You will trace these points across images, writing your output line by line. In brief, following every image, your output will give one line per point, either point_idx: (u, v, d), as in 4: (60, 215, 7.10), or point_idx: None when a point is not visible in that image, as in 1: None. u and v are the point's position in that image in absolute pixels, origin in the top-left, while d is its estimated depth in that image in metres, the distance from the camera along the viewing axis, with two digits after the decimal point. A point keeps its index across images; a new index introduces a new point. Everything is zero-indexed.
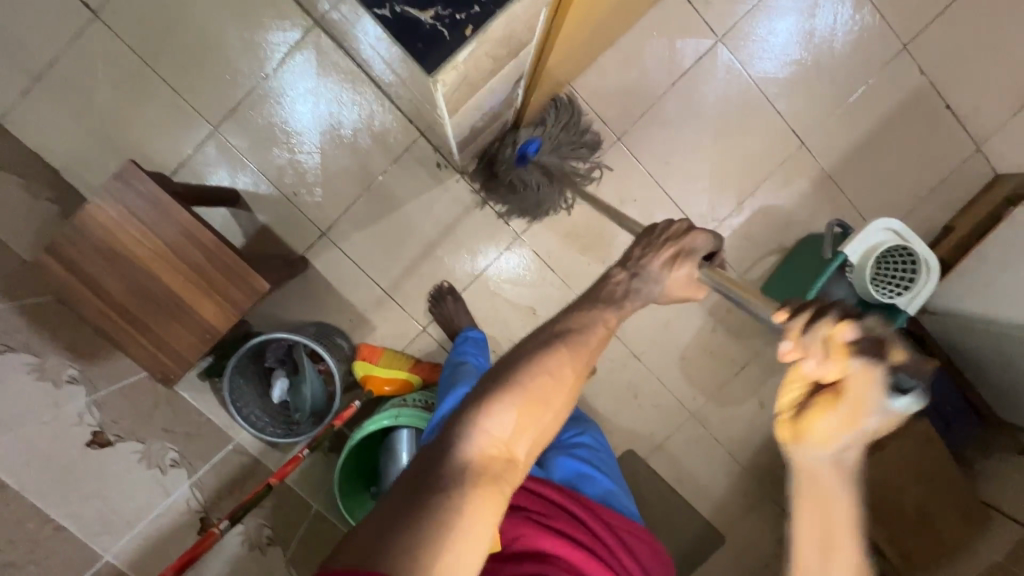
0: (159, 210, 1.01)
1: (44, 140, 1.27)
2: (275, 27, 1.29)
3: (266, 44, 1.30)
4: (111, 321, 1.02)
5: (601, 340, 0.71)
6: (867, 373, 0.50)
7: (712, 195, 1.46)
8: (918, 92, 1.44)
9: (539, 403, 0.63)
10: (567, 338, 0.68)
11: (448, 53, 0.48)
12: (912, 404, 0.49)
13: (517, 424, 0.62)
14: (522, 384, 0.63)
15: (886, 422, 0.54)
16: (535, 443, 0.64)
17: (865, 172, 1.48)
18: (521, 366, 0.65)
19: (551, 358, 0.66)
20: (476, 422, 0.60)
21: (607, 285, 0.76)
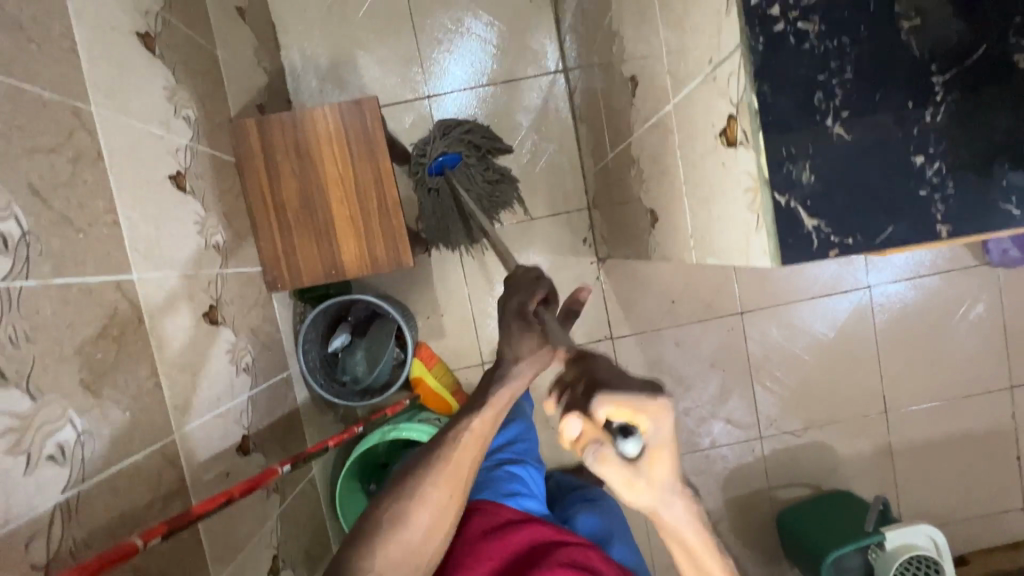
0: (369, 148, 1.04)
1: (292, 28, 1.37)
2: (473, 17, 1.39)
3: (459, 26, 1.39)
4: (264, 210, 1.04)
5: (471, 453, 0.70)
6: (602, 459, 0.47)
7: (786, 407, 1.50)
8: (1001, 430, 1.50)
9: (411, 525, 0.66)
10: (436, 462, 0.69)
11: (807, 261, 0.52)
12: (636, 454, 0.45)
13: (395, 552, 0.65)
14: (394, 520, 0.66)
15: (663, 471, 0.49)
16: (417, 561, 0.68)
17: (924, 469, 1.51)
18: (393, 499, 0.67)
19: (416, 488, 0.68)
20: (357, 567, 0.63)
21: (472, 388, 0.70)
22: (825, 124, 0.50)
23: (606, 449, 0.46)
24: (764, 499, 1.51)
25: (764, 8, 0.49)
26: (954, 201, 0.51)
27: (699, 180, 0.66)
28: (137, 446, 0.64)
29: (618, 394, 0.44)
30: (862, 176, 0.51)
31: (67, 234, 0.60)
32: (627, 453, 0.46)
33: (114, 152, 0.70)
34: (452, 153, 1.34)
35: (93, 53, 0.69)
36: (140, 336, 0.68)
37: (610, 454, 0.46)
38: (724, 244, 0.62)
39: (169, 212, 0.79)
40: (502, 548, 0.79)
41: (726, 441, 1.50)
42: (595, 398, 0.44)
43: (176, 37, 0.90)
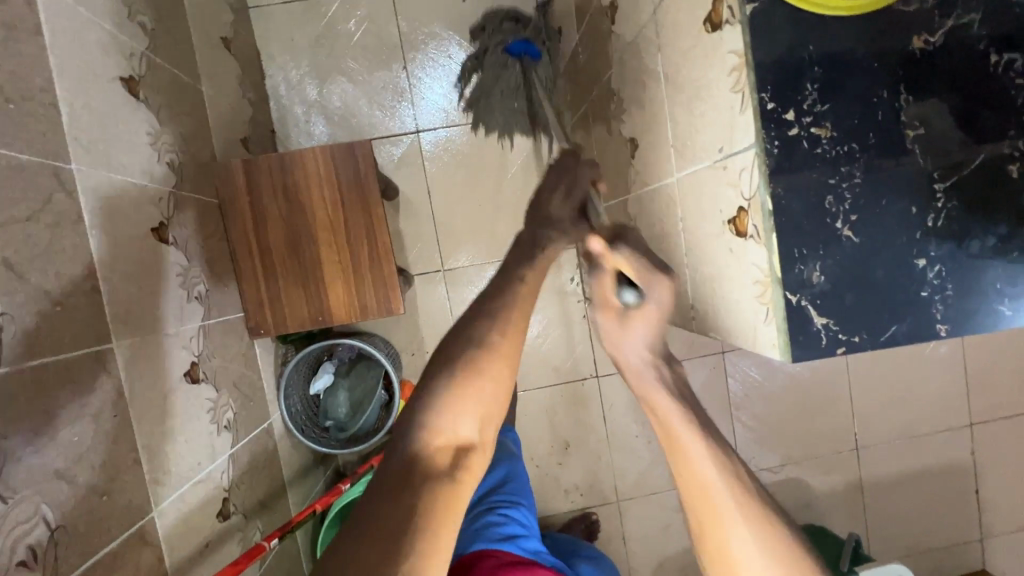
0: (360, 191, 1.01)
1: (278, 55, 1.34)
2: (460, 48, 1.38)
3: (445, 55, 1.38)
4: (248, 252, 1.00)
5: (529, 304, 0.54)
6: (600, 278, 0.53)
7: (765, 445, 1.55)
8: (961, 465, 1.57)
9: (475, 380, 0.47)
10: (495, 313, 0.51)
11: (815, 358, 0.53)
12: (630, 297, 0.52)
13: (462, 408, 0.46)
14: (454, 367, 0.47)
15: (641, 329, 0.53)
16: (489, 420, 0.48)
17: (891, 503, 1.57)
18: (450, 348, 0.49)
19: (476, 332, 0.49)
20: (411, 422, 0.45)
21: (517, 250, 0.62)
22: (836, 226, 0.52)
23: (608, 278, 0.54)
24: None
25: (780, 112, 0.51)
26: (951, 304, 0.53)
27: (703, 257, 0.67)
28: (113, 533, 0.59)
29: (633, 255, 0.53)
30: (868, 277, 0.52)
31: (43, 309, 0.55)
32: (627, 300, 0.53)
33: (94, 212, 0.66)
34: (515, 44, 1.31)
35: (74, 105, 0.65)
36: (119, 409, 0.64)
37: (604, 280, 0.53)
38: (729, 324, 0.63)
39: (151, 269, 0.75)
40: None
41: None
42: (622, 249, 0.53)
43: (159, 76, 0.86)
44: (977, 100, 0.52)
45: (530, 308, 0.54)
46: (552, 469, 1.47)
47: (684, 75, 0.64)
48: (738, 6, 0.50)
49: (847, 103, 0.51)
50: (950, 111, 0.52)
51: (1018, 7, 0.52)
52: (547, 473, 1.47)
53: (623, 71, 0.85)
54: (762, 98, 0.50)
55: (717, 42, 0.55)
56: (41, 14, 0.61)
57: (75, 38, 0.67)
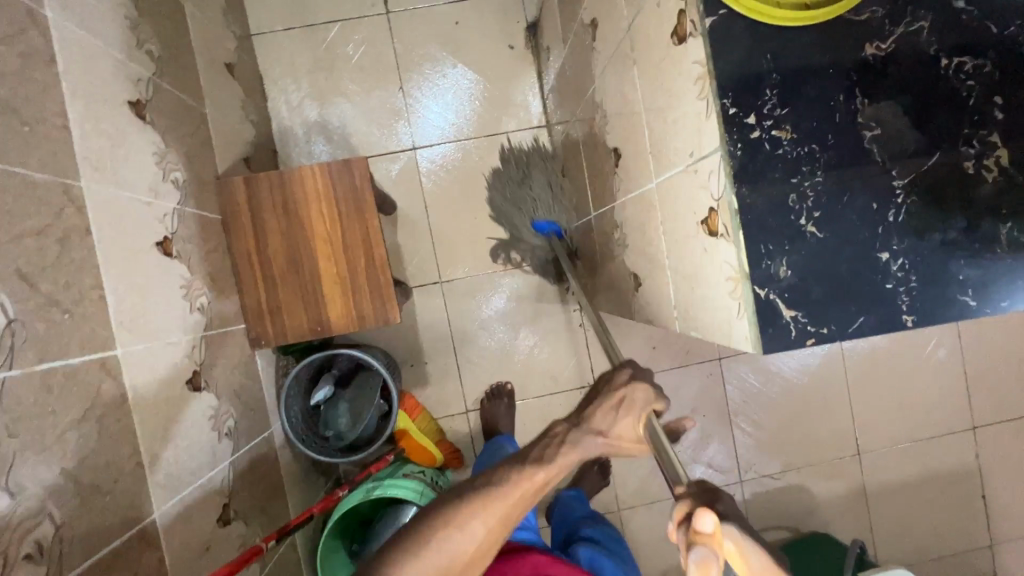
0: (357, 205, 1.05)
1: (280, 79, 1.40)
2: (456, 69, 1.43)
3: (442, 76, 1.43)
4: (249, 266, 1.03)
5: (527, 498, 0.54)
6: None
7: (766, 452, 1.54)
8: (966, 469, 1.56)
9: (437, 563, 0.51)
10: (482, 501, 0.53)
11: (786, 349, 0.55)
12: None
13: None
14: (419, 547, 0.51)
15: None
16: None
17: (897, 509, 1.56)
18: (429, 524, 0.52)
19: (457, 518, 0.52)
20: None
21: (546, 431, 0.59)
22: (800, 222, 0.54)
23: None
24: None
25: (741, 116, 0.54)
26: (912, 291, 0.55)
27: (681, 259, 0.69)
28: (115, 532, 0.61)
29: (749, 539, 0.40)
30: (834, 269, 0.55)
31: (52, 316, 0.59)
32: None
33: (102, 226, 0.70)
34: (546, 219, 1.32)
35: (85, 127, 0.70)
36: (123, 413, 0.67)
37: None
38: (707, 321, 0.65)
39: (155, 281, 0.78)
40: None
41: None
42: (734, 527, 0.40)
43: (165, 100, 0.91)
44: (930, 101, 0.55)
45: (526, 503, 0.54)
46: None
47: (657, 86, 0.67)
48: (698, 20, 0.54)
49: (805, 106, 0.54)
50: (904, 112, 0.55)
51: (964, 14, 0.55)
52: None
53: (606, 86, 0.89)
54: (723, 104, 0.54)
55: (683, 53, 0.59)
56: (55, 43, 0.66)
57: (86, 65, 0.72)
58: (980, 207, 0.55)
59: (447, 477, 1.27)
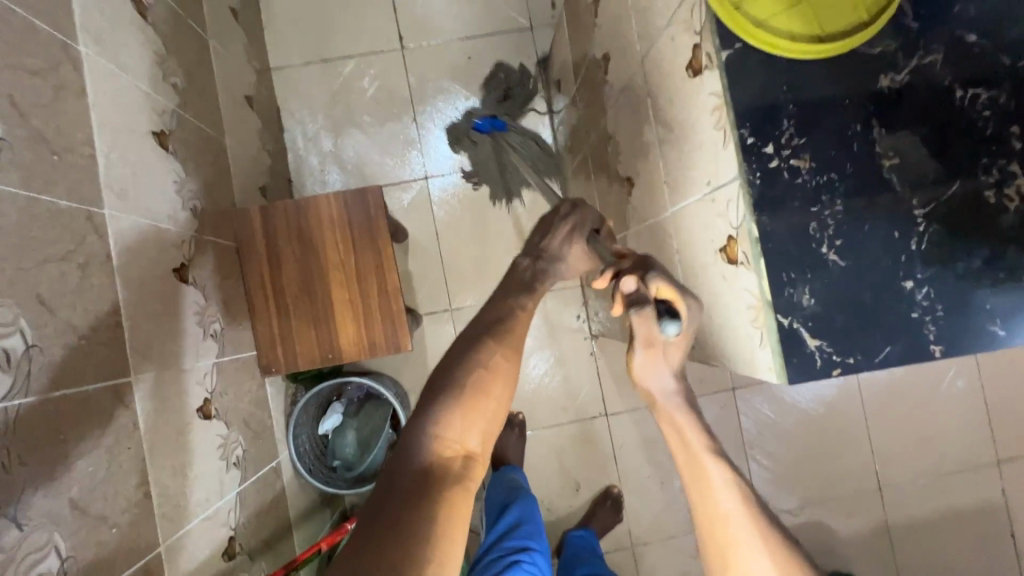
0: (371, 233, 1.05)
1: (297, 110, 1.43)
2: (466, 101, 1.47)
3: (452, 107, 1.46)
4: (263, 293, 1.04)
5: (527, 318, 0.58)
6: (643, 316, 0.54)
7: (783, 486, 1.50)
8: (993, 507, 1.50)
9: (483, 389, 0.50)
10: (498, 331, 0.55)
11: (812, 380, 0.54)
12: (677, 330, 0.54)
13: (470, 414, 0.49)
14: (464, 379, 0.50)
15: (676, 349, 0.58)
16: (492, 429, 0.51)
17: (922, 548, 1.49)
18: (455, 363, 0.51)
19: (484, 348, 0.52)
20: (421, 434, 0.47)
21: (512, 271, 0.64)
22: (822, 251, 0.54)
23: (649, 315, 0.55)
24: None
25: (759, 146, 0.54)
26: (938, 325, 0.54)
27: (699, 287, 0.69)
28: (119, 567, 0.59)
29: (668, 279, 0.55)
30: (859, 298, 0.54)
31: (69, 342, 0.59)
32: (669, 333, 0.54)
33: (121, 252, 0.70)
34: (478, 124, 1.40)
35: (110, 157, 0.71)
36: (133, 441, 0.66)
37: (650, 315, 0.54)
38: (727, 350, 0.64)
39: (170, 307, 0.79)
40: None
41: None
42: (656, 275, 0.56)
43: (186, 131, 0.93)
44: (947, 132, 0.55)
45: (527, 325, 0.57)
46: (563, 513, 1.43)
47: (672, 116, 0.68)
48: (715, 53, 0.55)
49: (823, 137, 0.54)
50: (922, 142, 0.55)
51: (976, 47, 0.56)
52: (559, 517, 1.43)
53: (618, 116, 0.90)
54: (742, 134, 0.54)
55: (699, 85, 0.60)
56: (85, 76, 0.68)
57: (114, 98, 0.74)
58: (1003, 237, 0.55)
59: None
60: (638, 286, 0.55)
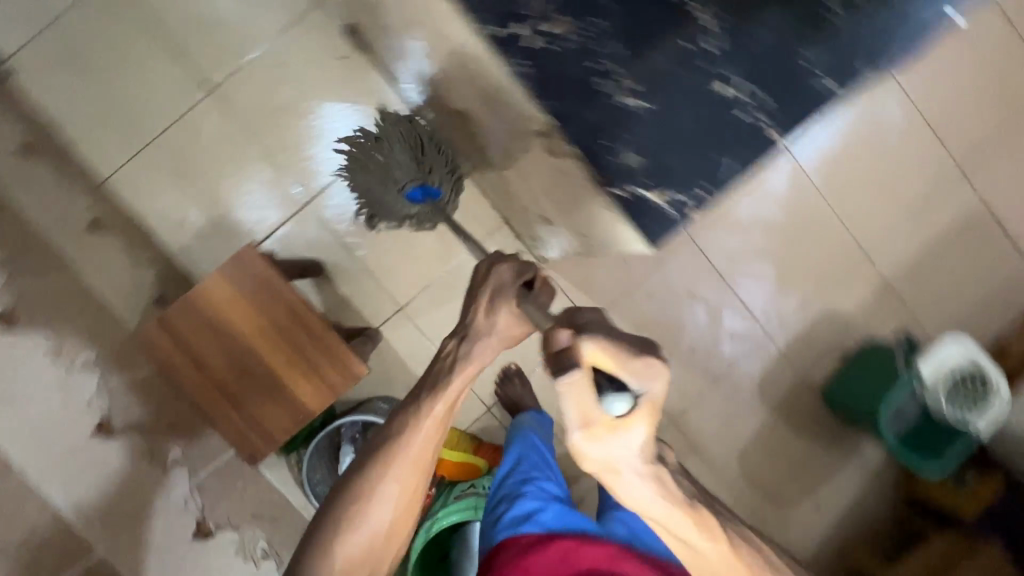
0: (269, 289, 1.04)
1: (140, 204, 1.31)
2: (331, 106, 1.37)
3: (319, 120, 1.37)
4: (206, 395, 1.02)
5: (443, 419, 0.74)
6: (578, 388, 0.54)
7: (780, 295, 1.49)
8: (972, 211, 1.52)
9: (392, 489, 0.73)
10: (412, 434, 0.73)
11: None
12: (620, 404, 0.56)
13: (382, 524, 0.73)
14: (376, 483, 0.73)
15: (630, 428, 0.57)
16: (402, 520, 0.75)
17: (925, 281, 1.52)
18: (366, 476, 0.73)
19: (397, 459, 0.73)
20: (346, 525, 0.72)
21: (439, 356, 0.75)
22: None
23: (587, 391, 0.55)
24: (804, 387, 1.51)
25: None
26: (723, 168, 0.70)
27: None
28: None
29: (605, 346, 0.56)
30: (665, 135, 0.66)
31: None
32: (613, 408, 0.56)
33: None
34: (413, 191, 1.14)
35: None
36: None
37: (583, 383, 0.54)
38: None
39: None
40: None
41: (738, 357, 1.50)
42: (588, 340, 0.56)
43: None
44: None
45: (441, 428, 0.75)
46: None
47: None
48: None
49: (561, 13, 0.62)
50: None
51: None
52: None
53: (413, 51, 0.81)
54: None
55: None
56: None
57: None
58: None
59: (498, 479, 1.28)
60: (570, 345, 0.56)
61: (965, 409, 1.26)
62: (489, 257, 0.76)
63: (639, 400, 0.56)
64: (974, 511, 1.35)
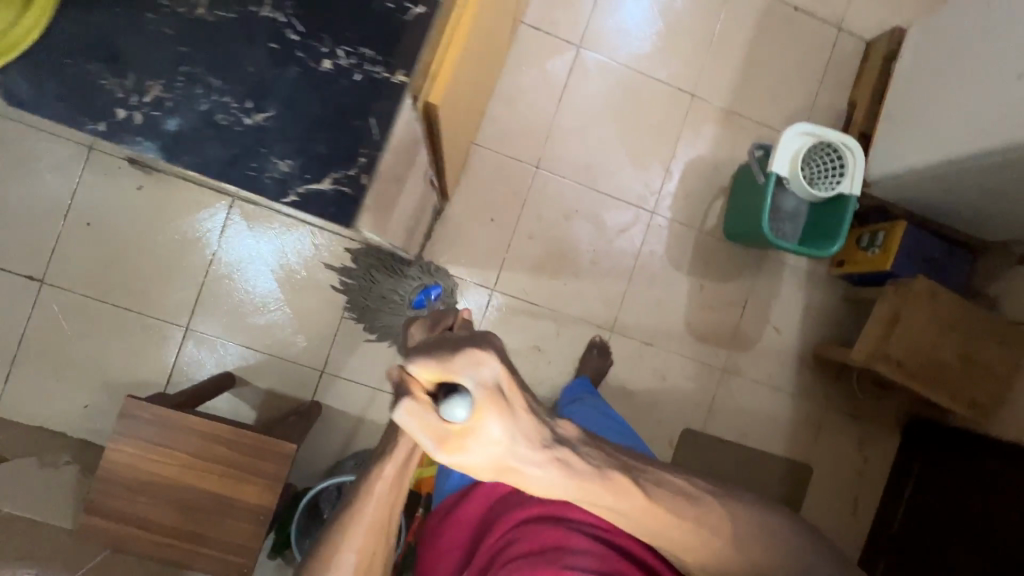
0: (170, 427, 1.05)
1: (44, 412, 1.34)
2: (204, 217, 1.40)
3: (202, 234, 1.40)
4: (171, 547, 1.05)
5: (382, 518, 0.60)
6: (409, 412, 0.44)
7: (643, 173, 1.53)
8: (765, 7, 1.56)
9: None
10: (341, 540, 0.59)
11: (359, 203, 0.56)
12: (456, 413, 0.42)
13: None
14: None
15: (492, 438, 0.42)
16: None
17: (759, 91, 1.56)
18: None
19: (325, 574, 0.59)
20: None
21: (386, 429, 0.62)
22: None
23: (419, 411, 0.44)
24: (708, 238, 1.55)
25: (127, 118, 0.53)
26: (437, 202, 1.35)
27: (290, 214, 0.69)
28: None
29: (423, 357, 0.45)
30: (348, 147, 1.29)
31: None
32: (454, 418, 0.42)
33: None
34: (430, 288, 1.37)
35: None
36: None
37: (415, 407, 0.44)
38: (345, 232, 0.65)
39: None
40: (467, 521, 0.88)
41: (638, 245, 1.53)
42: (412, 357, 0.46)
43: None
44: None
45: (378, 530, 0.60)
46: (552, 373, 1.49)
47: None
48: None
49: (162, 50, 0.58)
50: None
51: None
52: (554, 378, 1.49)
53: None
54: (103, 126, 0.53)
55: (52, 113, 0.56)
56: None
57: None
58: None
59: None
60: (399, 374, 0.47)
61: (833, 183, 1.32)
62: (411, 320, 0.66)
63: (485, 406, 0.42)
64: (895, 260, 1.39)
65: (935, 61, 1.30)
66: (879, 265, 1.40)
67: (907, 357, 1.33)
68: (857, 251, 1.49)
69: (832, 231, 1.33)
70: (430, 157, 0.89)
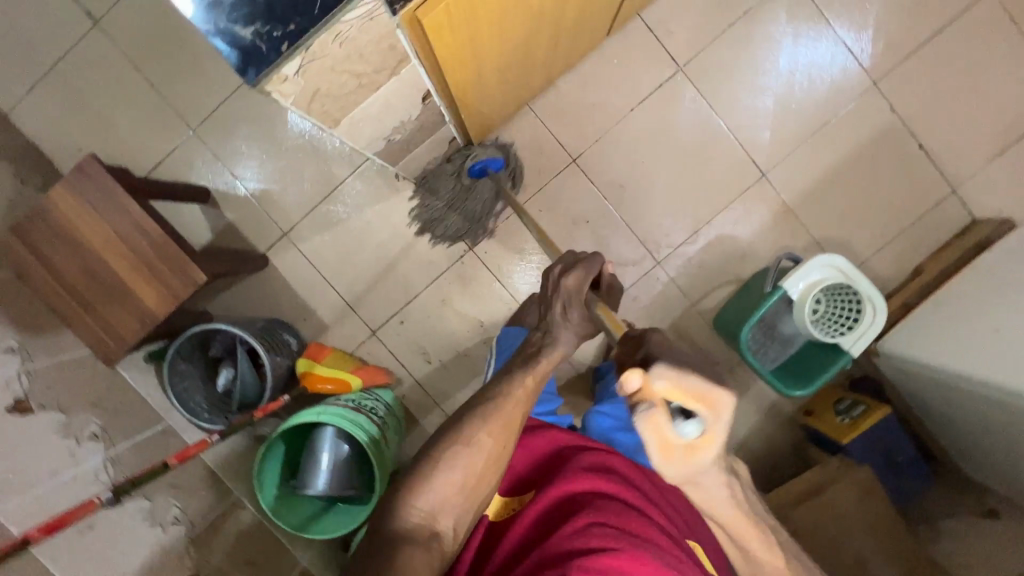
0: (113, 202, 1.08)
1: (43, 133, 1.42)
2: None
3: None
4: (62, 300, 1.09)
5: (518, 402, 0.77)
6: (651, 419, 0.63)
7: (669, 220, 1.44)
8: (887, 128, 1.41)
9: (458, 471, 0.72)
10: (487, 410, 0.76)
11: (269, 67, 0.54)
12: (694, 429, 0.65)
13: (439, 503, 0.71)
14: (438, 453, 0.73)
15: (705, 442, 0.66)
16: (460, 508, 0.72)
17: (831, 206, 1.43)
18: (440, 444, 0.74)
19: (466, 428, 0.75)
20: (405, 498, 0.71)
21: (528, 344, 0.82)
22: None
23: (658, 423, 0.64)
24: (695, 316, 1.46)
25: None
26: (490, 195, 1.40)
27: None
28: None
29: (670, 378, 0.63)
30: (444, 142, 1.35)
31: None
32: (687, 432, 0.65)
33: None
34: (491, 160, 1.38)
35: None
36: None
37: (658, 421, 0.63)
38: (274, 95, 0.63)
39: None
40: (524, 453, 0.83)
41: (627, 284, 1.46)
42: (658, 375, 0.63)
43: None
44: None
45: (517, 411, 0.77)
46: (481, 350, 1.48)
47: None
48: None
49: None
50: None
51: None
52: (480, 357, 1.48)
53: None
54: None
55: None
56: None
57: None
58: None
59: (364, 397, 1.30)
60: (641, 385, 0.63)
61: (835, 331, 1.22)
62: (561, 265, 0.85)
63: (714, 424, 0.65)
64: (854, 439, 1.28)
65: (1015, 272, 1.16)
66: (835, 434, 1.29)
67: (803, 531, 1.23)
68: (829, 410, 1.37)
69: (810, 377, 1.24)
70: (434, 85, 0.85)
